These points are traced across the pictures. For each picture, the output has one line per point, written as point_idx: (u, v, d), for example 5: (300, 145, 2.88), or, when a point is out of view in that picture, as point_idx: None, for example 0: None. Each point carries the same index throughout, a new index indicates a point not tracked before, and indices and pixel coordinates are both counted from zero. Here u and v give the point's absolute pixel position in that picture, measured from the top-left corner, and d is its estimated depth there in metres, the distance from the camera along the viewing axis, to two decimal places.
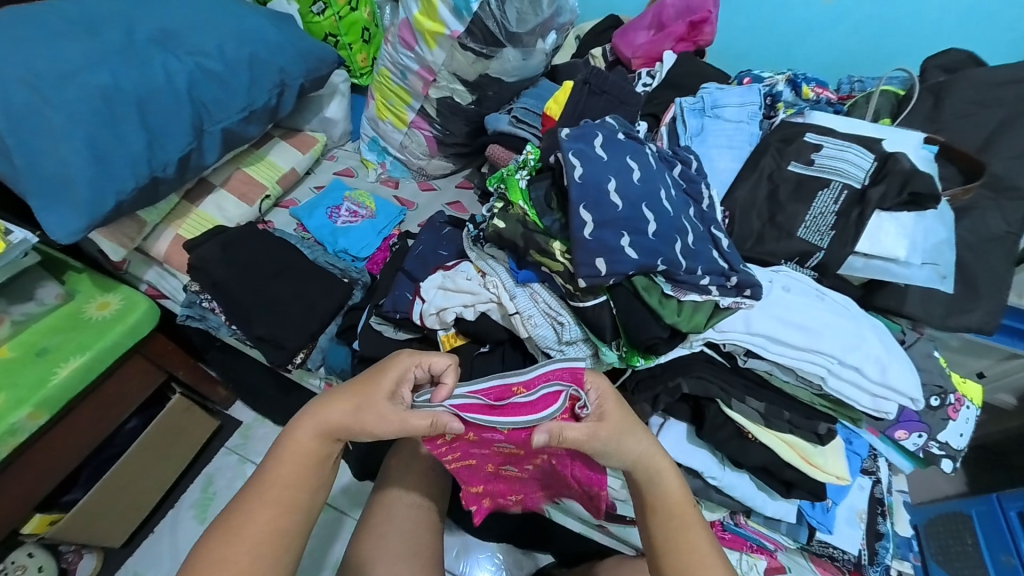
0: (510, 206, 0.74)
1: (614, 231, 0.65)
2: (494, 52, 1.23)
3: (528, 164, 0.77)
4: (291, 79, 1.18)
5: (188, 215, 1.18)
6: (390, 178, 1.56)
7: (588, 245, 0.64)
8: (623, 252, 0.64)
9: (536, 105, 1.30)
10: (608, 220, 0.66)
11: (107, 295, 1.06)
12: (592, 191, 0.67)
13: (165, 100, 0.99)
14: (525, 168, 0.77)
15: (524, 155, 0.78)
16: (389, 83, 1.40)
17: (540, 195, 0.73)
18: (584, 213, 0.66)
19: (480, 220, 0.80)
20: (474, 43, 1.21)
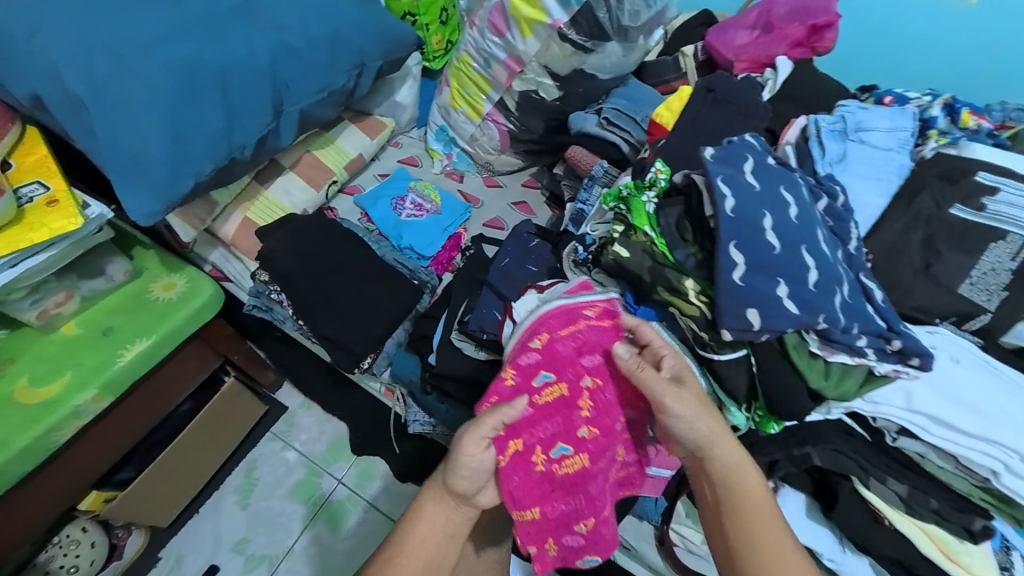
0: (632, 230, 0.65)
1: (770, 278, 0.55)
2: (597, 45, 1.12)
3: (655, 185, 0.67)
4: (371, 61, 1.11)
5: (257, 198, 1.14)
6: (454, 170, 1.48)
7: (739, 292, 0.55)
8: (780, 304, 0.54)
9: (627, 106, 1.20)
10: (763, 264, 0.56)
11: (173, 276, 1.03)
12: (746, 227, 0.57)
13: (246, 74, 0.92)
14: (652, 188, 0.67)
15: (652, 174, 0.68)
16: (468, 71, 1.31)
17: (670, 222, 0.64)
18: (734, 254, 0.56)
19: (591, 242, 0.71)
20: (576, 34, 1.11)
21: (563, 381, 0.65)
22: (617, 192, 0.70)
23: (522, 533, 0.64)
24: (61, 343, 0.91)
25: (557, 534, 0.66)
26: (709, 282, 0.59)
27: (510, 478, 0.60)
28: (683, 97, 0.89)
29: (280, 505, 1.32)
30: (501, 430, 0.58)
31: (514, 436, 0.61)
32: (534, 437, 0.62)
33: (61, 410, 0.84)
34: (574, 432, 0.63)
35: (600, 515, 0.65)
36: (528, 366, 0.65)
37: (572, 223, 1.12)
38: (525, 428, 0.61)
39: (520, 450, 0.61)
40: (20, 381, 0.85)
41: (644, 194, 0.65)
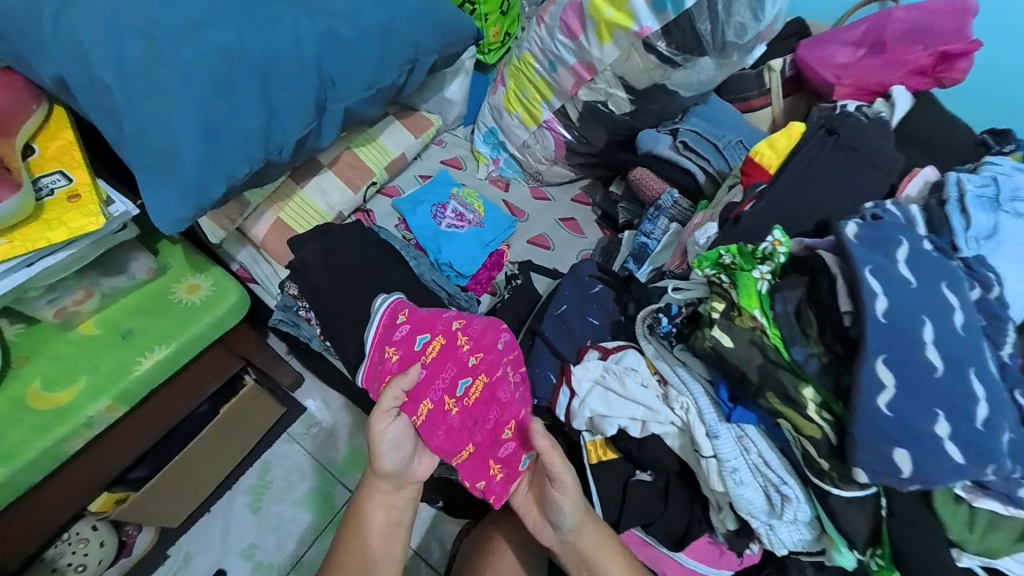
0: (737, 312, 0.53)
1: (922, 410, 0.43)
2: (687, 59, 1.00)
3: (772, 259, 0.55)
4: (424, 56, 1.00)
5: (292, 198, 1.05)
6: (499, 177, 1.36)
7: (887, 428, 0.43)
8: (936, 450, 0.43)
9: (707, 129, 1.06)
10: (919, 395, 0.43)
11: (198, 277, 0.96)
12: (895, 340, 0.45)
13: (289, 65, 0.82)
14: (767, 261, 0.55)
15: (767, 243, 0.55)
16: (529, 72, 1.17)
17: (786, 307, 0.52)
18: (884, 375, 0.44)
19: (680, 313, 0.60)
20: (666, 46, 0.98)
21: (438, 335, 0.79)
22: (716, 257, 0.58)
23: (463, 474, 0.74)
24: (79, 343, 0.85)
25: (495, 454, 0.74)
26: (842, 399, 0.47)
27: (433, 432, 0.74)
28: (791, 135, 0.76)
29: (290, 513, 1.27)
30: (403, 399, 0.72)
31: (420, 399, 0.75)
32: (435, 391, 0.76)
33: (72, 420, 0.78)
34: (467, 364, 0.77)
35: (518, 417, 0.73)
36: (405, 345, 0.80)
37: (633, 258, 1.00)
38: (423, 387, 0.75)
39: (431, 410, 0.75)
40: (33, 383, 0.80)
41: (756, 269, 0.54)
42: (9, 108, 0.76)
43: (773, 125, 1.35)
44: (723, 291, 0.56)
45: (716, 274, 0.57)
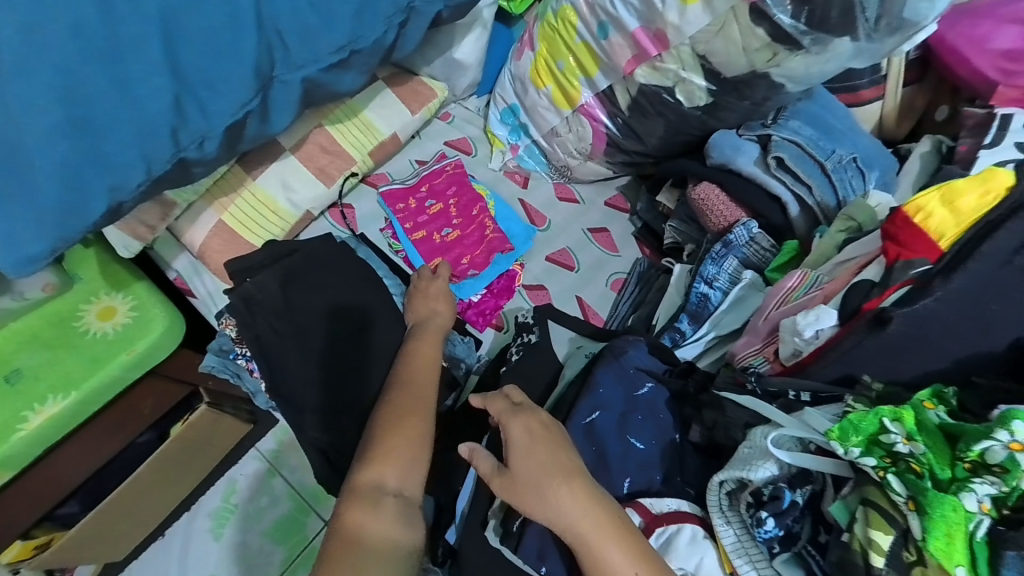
0: (924, 555, 0.36)
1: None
2: (818, 37, 0.70)
3: (1007, 476, 0.36)
4: (426, 3, 0.72)
5: (240, 191, 0.80)
6: (518, 169, 1.07)
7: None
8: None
9: (813, 137, 0.78)
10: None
11: (114, 296, 0.73)
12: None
13: (208, 12, 0.54)
14: (994, 475, 0.36)
15: (990, 447, 0.36)
16: (569, 35, 0.87)
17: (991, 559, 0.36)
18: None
19: (795, 520, 0.43)
20: (794, 15, 0.69)
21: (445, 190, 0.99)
22: (871, 432, 0.39)
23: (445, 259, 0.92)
24: None
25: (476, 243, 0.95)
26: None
27: (426, 223, 0.95)
28: (979, 183, 0.49)
29: (257, 543, 1.06)
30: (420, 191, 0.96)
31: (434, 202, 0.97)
32: (444, 199, 0.97)
33: None
34: (461, 200, 0.98)
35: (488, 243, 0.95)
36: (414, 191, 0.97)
37: (687, 317, 0.74)
38: (431, 190, 0.97)
39: (438, 211, 0.96)
40: None
41: (969, 498, 0.36)
42: None
43: (880, 124, 1.02)
44: (888, 512, 0.38)
45: (878, 470, 0.38)
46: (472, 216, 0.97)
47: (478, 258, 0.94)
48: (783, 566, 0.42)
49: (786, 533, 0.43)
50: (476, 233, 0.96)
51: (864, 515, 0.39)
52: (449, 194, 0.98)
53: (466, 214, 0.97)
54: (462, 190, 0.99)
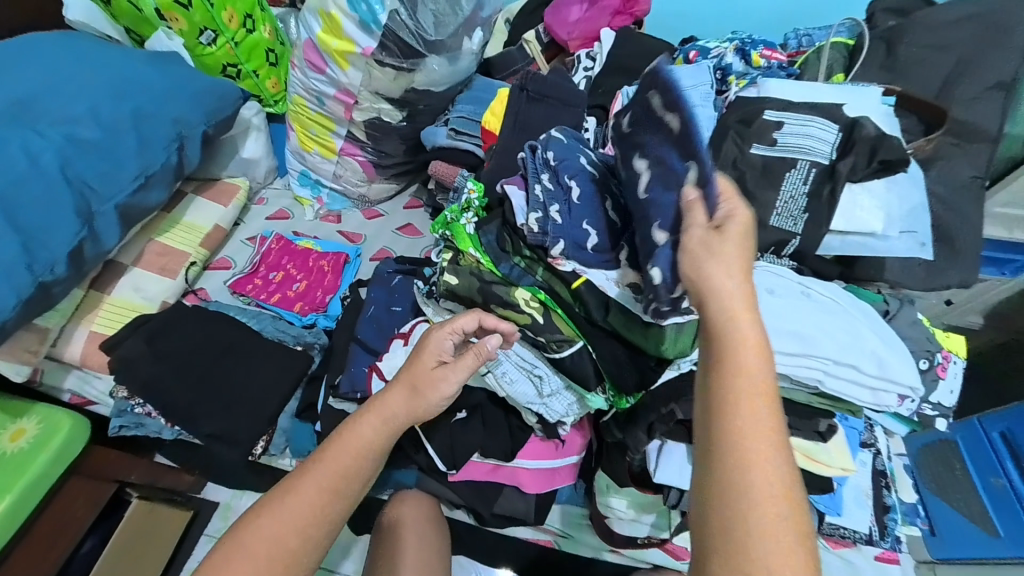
0: (460, 255, 0.66)
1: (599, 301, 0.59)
2: (416, 63, 1.10)
3: (473, 207, 0.70)
4: (191, 128, 1.04)
5: (102, 306, 1.03)
6: (329, 212, 1.41)
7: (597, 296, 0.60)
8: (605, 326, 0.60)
9: (474, 111, 1.19)
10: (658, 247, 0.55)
11: (21, 421, 0.92)
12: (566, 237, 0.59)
13: (31, 189, 0.85)
14: (470, 210, 0.70)
15: (466, 196, 0.70)
16: (306, 112, 1.25)
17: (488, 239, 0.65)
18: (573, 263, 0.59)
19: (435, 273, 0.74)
20: (392, 58, 1.09)
21: (277, 261, 1.25)
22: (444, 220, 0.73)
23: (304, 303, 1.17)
24: None
25: (319, 278, 1.22)
26: (550, 290, 0.62)
27: (278, 286, 1.20)
28: (503, 100, 0.92)
29: None
30: (262, 270, 1.23)
31: (276, 271, 1.23)
32: (281, 266, 1.24)
33: None
34: (291, 260, 1.26)
35: (325, 271, 1.23)
36: (254, 274, 1.22)
37: None
38: (265, 264, 1.24)
39: (281, 277, 1.22)
40: None
41: (461, 219, 0.68)
42: None
43: None
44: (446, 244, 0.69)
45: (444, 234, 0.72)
46: (304, 266, 1.24)
47: (325, 286, 1.21)
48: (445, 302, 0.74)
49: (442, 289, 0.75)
50: (310, 271, 1.23)
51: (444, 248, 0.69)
52: (282, 261, 1.25)
53: (298, 263, 1.25)
54: (290, 254, 1.27)
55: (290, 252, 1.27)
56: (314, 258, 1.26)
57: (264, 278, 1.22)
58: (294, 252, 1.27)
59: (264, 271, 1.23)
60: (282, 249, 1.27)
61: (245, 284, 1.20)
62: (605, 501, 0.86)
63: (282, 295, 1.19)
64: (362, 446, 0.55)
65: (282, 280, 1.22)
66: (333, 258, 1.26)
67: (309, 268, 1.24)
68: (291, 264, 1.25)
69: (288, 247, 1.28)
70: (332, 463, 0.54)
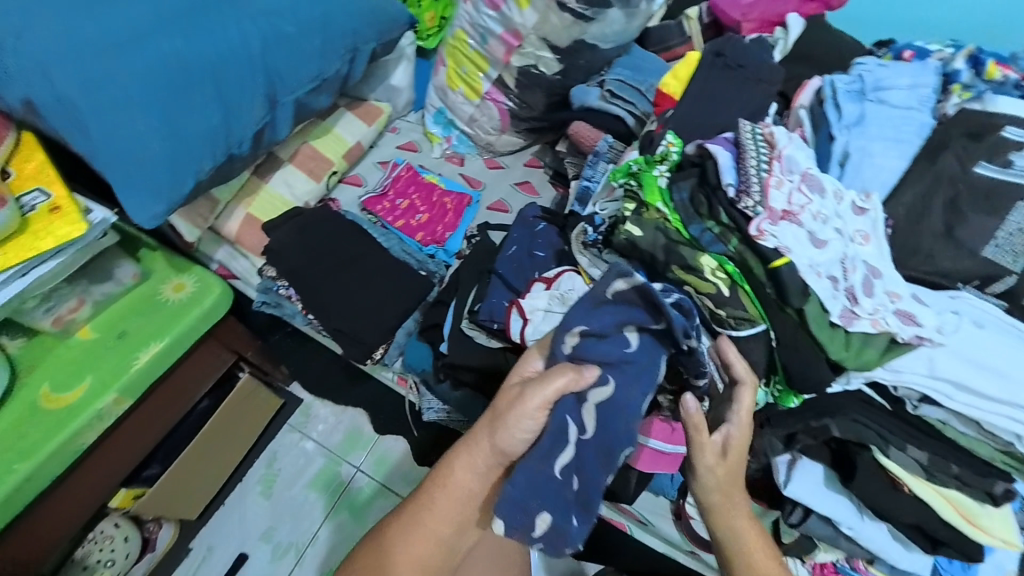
0: (644, 208, 0.63)
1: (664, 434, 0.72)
2: (597, 13, 1.08)
3: (666, 158, 0.66)
4: (364, 43, 1.08)
5: (258, 193, 1.12)
6: (454, 154, 1.44)
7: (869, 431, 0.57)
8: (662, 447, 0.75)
9: (631, 77, 1.17)
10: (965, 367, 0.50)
11: (182, 276, 1.01)
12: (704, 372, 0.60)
13: (238, 68, 0.91)
14: (663, 161, 0.66)
15: (663, 147, 0.66)
16: (464, 48, 1.27)
17: (596, 319, 0.59)
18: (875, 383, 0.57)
19: (601, 222, 0.72)
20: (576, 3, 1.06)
21: (405, 190, 1.29)
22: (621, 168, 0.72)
23: (425, 234, 1.22)
24: (79, 348, 0.91)
25: (439, 215, 1.26)
26: (739, 263, 0.59)
27: (401, 212, 1.25)
28: (690, 65, 0.86)
29: (302, 495, 1.29)
30: (387, 193, 1.28)
31: (401, 198, 1.28)
32: (407, 196, 1.28)
33: (83, 415, 0.85)
34: (416, 192, 1.29)
35: (446, 211, 1.27)
36: (380, 198, 1.27)
37: (577, 202, 1.08)
38: (390, 190, 1.28)
39: (405, 205, 1.27)
40: (42, 387, 0.87)
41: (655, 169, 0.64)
42: None
43: None
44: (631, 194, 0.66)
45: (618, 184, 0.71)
46: (427, 201, 1.27)
47: (445, 223, 1.25)
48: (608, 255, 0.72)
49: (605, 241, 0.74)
50: (431, 206, 1.27)
51: (625, 198, 0.66)
52: (408, 190, 1.29)
53: (421, 195, 1.29)
54: (415, 186, 1.30)
55: (415, 184, 1.30)
56: (437, 195, 1.29)
57: (387, 200, 1.27)
58: (419, 184, 1.30)
59: (389, 195, 1.27)
60: (411, 179, 1.31)
61: (376, 203, 1.26)
62: (694, 502, 0.81)
63: (405, 222, 1.24)
64: (427, 530, 0.68)
65: (406, 209, 1.26)
66: (455, 197, 1.29)
67: (430, 202, 1.27)
68: (414, 196, 1.28)
69: (415, 178, 1.31)
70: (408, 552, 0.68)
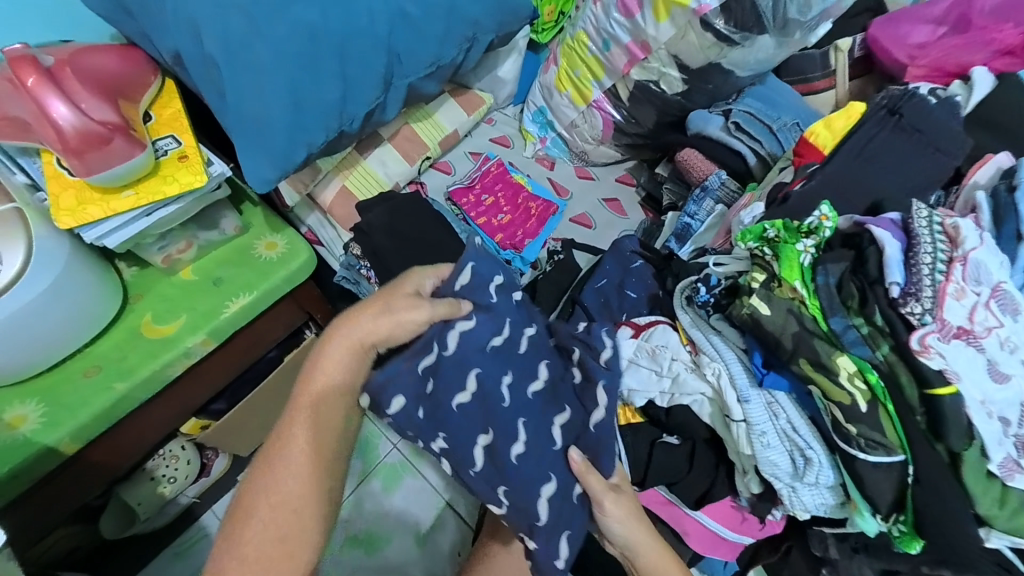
0: (777, 283, 0.56)
1: (549, 411, 0.66)
2: (744, 39, 1.00)
3: (815, 233, 0.56)
4: (484, 34, 1.05)
5: (355, 167, 1.14)
6: (546, 156, 1.37)
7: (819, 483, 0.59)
8: (554, 444, 0.65)
9: (762, 109, 1.06)
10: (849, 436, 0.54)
11: (275, 235, 1.04)
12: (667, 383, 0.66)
13: (364, 47, 0.91)
14: (810, 235, 0.56)
15: (813, 218, 0.56)
16: (582, 51, 1.19)
17: (484, 260, 0.65)
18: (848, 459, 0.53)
19: (715, 282, 0.65)
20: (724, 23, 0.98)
21: (495, 188, 1.27)
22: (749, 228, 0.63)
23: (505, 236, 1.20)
24: (180, 286, 0.97)
25: (522, 219, 1.23)
26: (885, 373, 0.52)
27: (485, 209, 1.23)
28: (851, 116, 0.76)
29: None
30: (475, 187, 1.26)
31: (488, 195, 1.25)
32: (494, 193, 1.26)
33: (174, 350, 0.92)
34: (505, 192, 1.26)
35: (530, 215, 1.23)
36: (467, 191, 1.25)
37: (675, 238, 1.02)
38: (479, 184, 1.26)
39: (491, 203, 1.24)
40: (145, 316, 0.94)
41: (800, 244, 0.55)
42: (131, 77, 0.84)
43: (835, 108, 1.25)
44: (762, 264, 0.58)
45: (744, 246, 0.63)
46: (514, 203, 1.24)
47: (527, 228, 1.22)
48: (716, 321, 0.66)
49: (716, 303, 0.67)
50: (516, 208, 1.24)
51: (755, 267, 0.58)
52: (496, 188, 1.27)
53: (510, 195, 1.26)
54: (504, 184, 1.27)
55: (505, 183, 1.28)
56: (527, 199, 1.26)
57: (474, 193, 1.25)
58: (510, 183, 1.27)
59: (477, 190, 1.25)
60: (501, 176, 1.28)
61: (464, 195, 1.24)
62: None
63: (487, 221, 1.22)
64: (290, 460, 0.59)
65: (493, 207, 1.24)
66: (542, 203, 1.26)
67: (517, 205, 1.24)
68: (501, 195, 1.26)
69: (505, 175, 1.28)
70: (273, 487, 0.58)
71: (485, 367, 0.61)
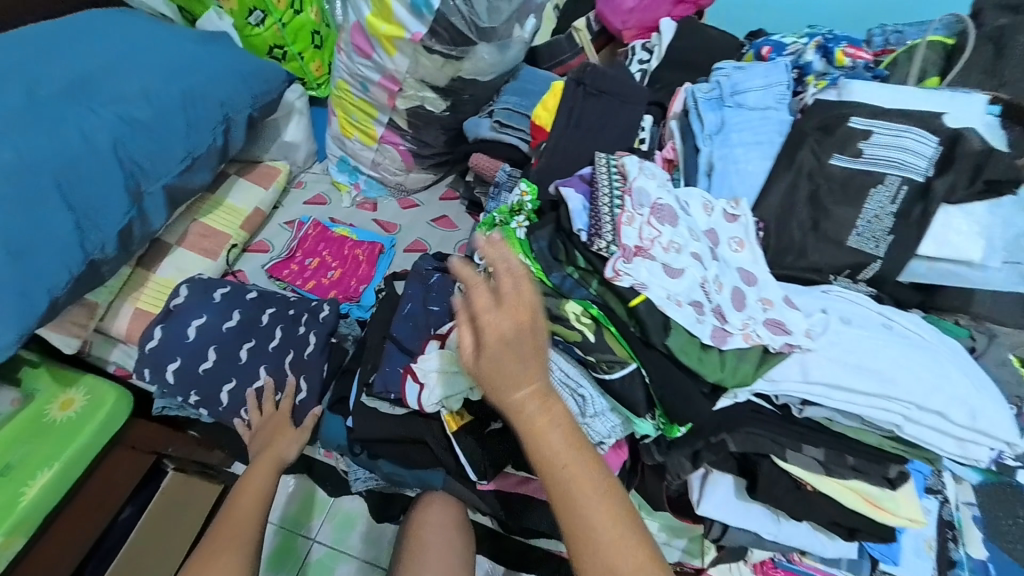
0: None
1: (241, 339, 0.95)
2: (465, 51, 1.08)
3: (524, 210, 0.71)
4: (236, 111, 1.03)
5: (146, 284, 1.06)
6: (366, 200, 1.38)
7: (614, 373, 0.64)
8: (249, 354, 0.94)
9: (520, 103, 1.15)
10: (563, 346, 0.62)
11: (70, 390, 0.94)
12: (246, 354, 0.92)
13: (88, 169, 0.86)
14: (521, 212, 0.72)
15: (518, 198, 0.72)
16: (349, 97, 1.23)
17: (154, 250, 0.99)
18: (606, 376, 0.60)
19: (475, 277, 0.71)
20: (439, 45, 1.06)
21: (315, 247, 1.24)
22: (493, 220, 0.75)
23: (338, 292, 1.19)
24: None
25: (350, 268, 1.22)
26: (602, 305, 0.62)
27: (309, 272, 1.21)
28: (557, 94, 0.86)
29: None
30: (295, 253, 1.23)
31: (311, 256, 1.23)
32: (317, 253, 1.24)
33: None
34: (324, 248, 1.24)
35: (358, 261, 1.23)
36: (287, 262, 1.22)
37: None
38: (297, 250, 1.24)
39: (316, 264, 1.22)
40: None
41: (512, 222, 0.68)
42: None
43: None
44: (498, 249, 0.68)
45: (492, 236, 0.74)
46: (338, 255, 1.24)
47: (359, 274, 1.21)
48: None
49: None
50: (341, 258, 1.23)
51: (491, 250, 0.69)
52: (317, 246, 1.25)
53: (332, 248, 1.25)
54: (324, 241, 1.25)
55: (320, 239, 1.26)
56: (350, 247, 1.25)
57: (295, 259, 1.22)
58: (328, 238, 1.26)
59: (296, 257, 1.23)
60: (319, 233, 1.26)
61: (285, 266, 1.21)
62: None
63: (317, 283, 1.20)
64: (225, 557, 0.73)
65: (316, 267, 1.22)
66: (366, 245, 1.25)
67: (342, 255, 1.23)
68: (322, 252, 1.24)
69: (322, 232, 1.26)
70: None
71: (186, 309, 0.95)
